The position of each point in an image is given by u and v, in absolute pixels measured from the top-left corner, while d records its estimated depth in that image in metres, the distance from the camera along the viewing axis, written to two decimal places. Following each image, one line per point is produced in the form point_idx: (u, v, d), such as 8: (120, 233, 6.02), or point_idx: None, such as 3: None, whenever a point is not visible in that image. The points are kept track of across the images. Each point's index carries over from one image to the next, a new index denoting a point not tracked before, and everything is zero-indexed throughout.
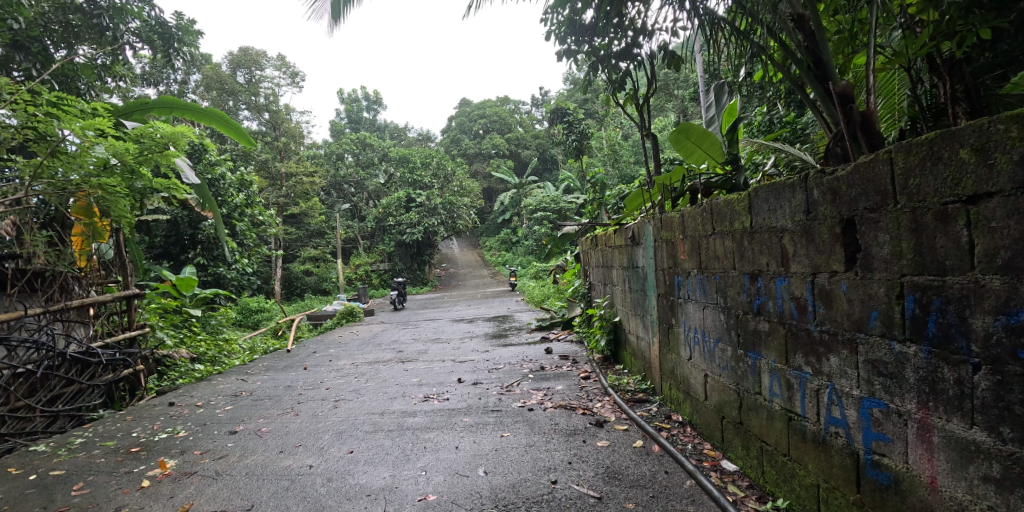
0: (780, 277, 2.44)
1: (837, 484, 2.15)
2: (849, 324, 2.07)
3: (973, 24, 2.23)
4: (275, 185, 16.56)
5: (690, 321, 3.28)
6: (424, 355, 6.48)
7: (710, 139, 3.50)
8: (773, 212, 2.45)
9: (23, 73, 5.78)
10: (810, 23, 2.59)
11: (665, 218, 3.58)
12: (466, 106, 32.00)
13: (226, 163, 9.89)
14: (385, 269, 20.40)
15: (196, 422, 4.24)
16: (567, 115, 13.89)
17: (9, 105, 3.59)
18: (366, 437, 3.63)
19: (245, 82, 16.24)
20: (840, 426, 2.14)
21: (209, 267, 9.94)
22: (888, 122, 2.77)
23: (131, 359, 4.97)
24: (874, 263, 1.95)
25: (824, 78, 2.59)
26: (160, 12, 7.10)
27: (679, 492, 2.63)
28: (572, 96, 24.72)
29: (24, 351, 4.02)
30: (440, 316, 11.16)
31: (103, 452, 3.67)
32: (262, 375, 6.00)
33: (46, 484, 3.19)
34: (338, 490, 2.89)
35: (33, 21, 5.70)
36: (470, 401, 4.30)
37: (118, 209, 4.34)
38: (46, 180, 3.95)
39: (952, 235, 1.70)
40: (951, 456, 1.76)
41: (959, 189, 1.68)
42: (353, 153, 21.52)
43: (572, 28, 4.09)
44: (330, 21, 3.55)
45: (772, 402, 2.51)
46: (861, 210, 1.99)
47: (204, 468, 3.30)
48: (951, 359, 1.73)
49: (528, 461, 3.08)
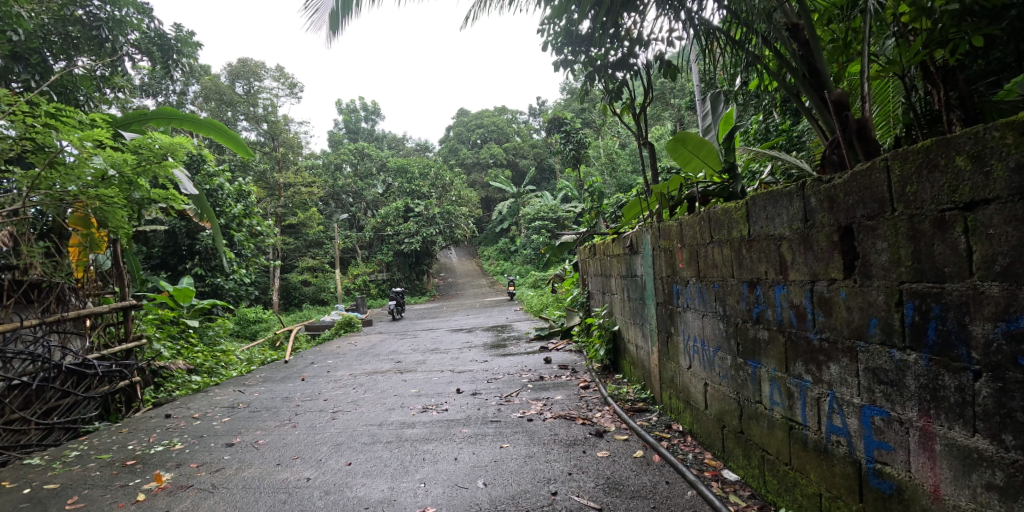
0: (779, 285, 2.43)
1: (839, 492, 2.14)
2: (849, 332, 2.06)
3: (965, 31, 2.23)
4: (274, 196, 16.57)
5: (690, 330, 3.27)
6: (423, 366, 6.46)
7: (707, 147, 3.53)
8: (771, 220, 2.45)
9: (22, 84, 5.80)
10: (804, 32, 2.63)
11: (663, 226, 3.57)
12: (464, 116, 32.18)
13: (224, 174, 9.92)
14: (383, 279, 20.42)
15: (192, 435, 4.21)
16: (564, 125, 14.02)
17: (8, 116, 3.59)
18: (364, 449, 3.61)
19: (244, 94, 16.31)
20: (841, 435, 2.13)
21: (207, 278, 9.93)
22: (884, 130, 2.83)
23: (128, 370, 4.94)
24: (873, 270, 1.95)
25: (819, 87, 2.61)
26: (160, 24, 7.13)
27: (680, 503, 2.62)
28: (570, 106, 24.94)
29: (20, 363, 3.99)
30: (439, 325, 11.15)
31: (99, 465, 3.63)
32: (260, 386, 5.97)
33: (41, 498, 3.16)
34: (335, 502, 2.87)
35: (33, 33, 5.71)
36: (469, 411, 4.28)
37: (116, 221, 4.31)
38: (43, 191, 3.94)
39: (949, 243, 1.70)
40: (953, 465, 1.75)
41: (956, 196, 1.68)
42: (351, 163, 21.56)
43: (569, 38, 4.10)
44: (329, 32, 3.57)
45: (772, 411, 2.50)
46: (858, 218, 1.99)
47: (200, 481, 3.27)
48: (951, 366, 1.72)
49: (528, 472, 3.06)
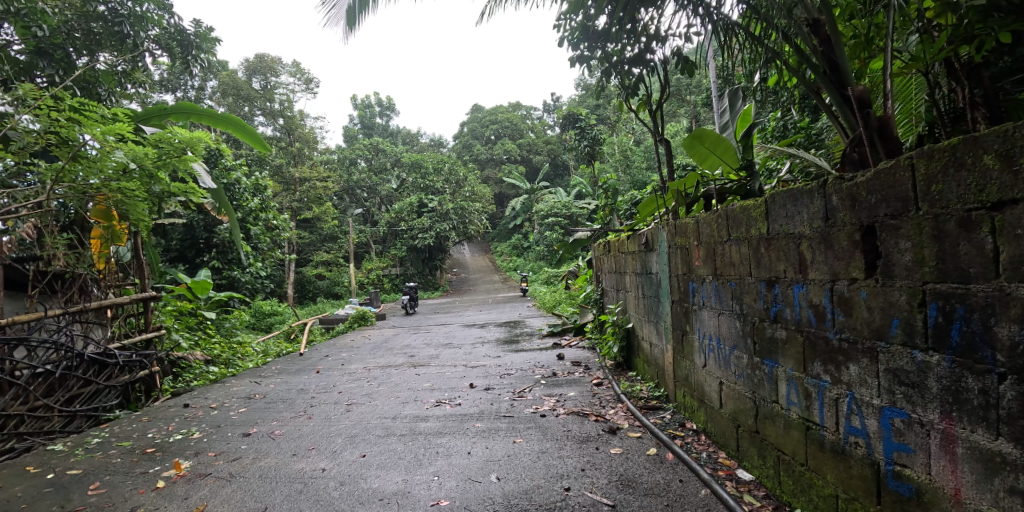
0: (797, 284, 2.41)
1: (856, 494, 2.12)
2: (869, 333, 2.04)
3: (992, 27, 2.17)
4: (289, 190, 16.64)
5: (705, 328, 3.25)
6: (436, 360, 6.50)
7: (724, 144, 3.48)
8: (791, 219, 2.42)
9: (47, 79, 5.91)
10: (826, 28, 2.58)
11: (679, 224, 3.55)
12: (478, 112, 32.24)
13: (241, 168, 10.02)
14: (396, 274, 20.51)
15: (210, 424, 4.27)
16: (579, 121, 13.97)
17: (33, 110, 3.63)
18: (378, 441, 3.64)
19: (261, 89, 16.49)
20: (860, 436, 2.10)
21: (224, 271, 10.09)
22: (906, 127, 2.78)
23: (148, 360, 5.01)
24: (895, 270, 1.92)
25: (840, 84, 2.56)
26: (179, 20, 7.19)
27: (693, 502, 2.61)
28: (584, 102, 24.80)
29: (44, 352, 4.07)
30: (453, 320, 11.22)
31: (119, 452, 3.70)
32: (276, 378, 6.03)
33: (63, 483, 3.22)
34: (350, 493, 2.89)
35: (56, 28, 5.81)
36: (482, 406, 4.30)
37: (136, 213, 4.43)
38: (67, 184, 3.97)
39: (975, 243, 1.68)
40: (976, 468, 1.73)
41: (984, 196, 1.65)
42: (365, 158, 21.83)
43: (586, 33, 4.05)
44: (345, 28, 3.59)
45: (790, 411, 2.47)
46: (880, 217, 1.96)
47: (218, 470, 3.31)
48: (976, 368, 1.70)
49: (542, 468, 3.06)
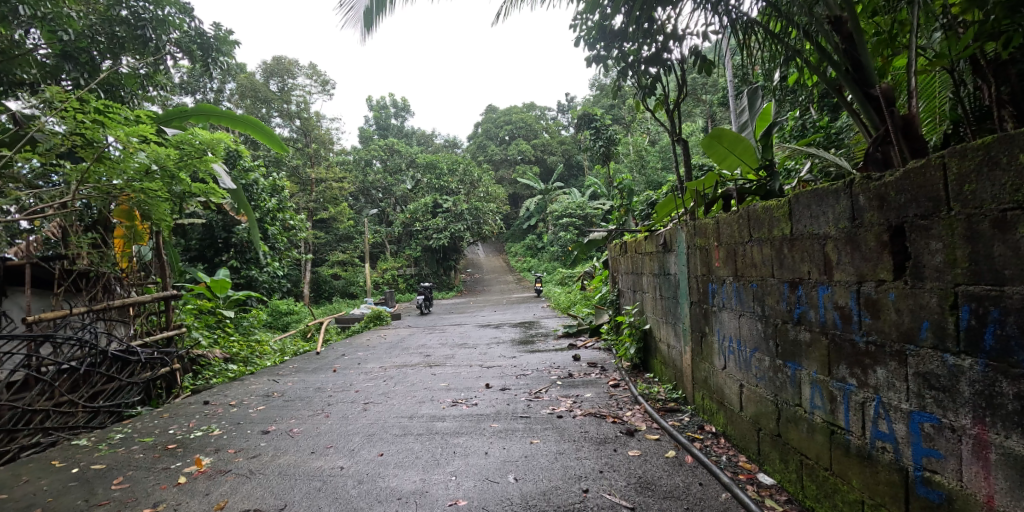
0: (821, 286, 2.37)
1: (883, 500, 2.08)
2: (897, 336, 1.99)
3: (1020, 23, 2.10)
4: (306, 191, 16.77)
5: (725, 330, 3.21)
6: (452, 360, 6.51)
7: (744, 144, 3.43)
8: (815, 219, 2.38)
9: (72, 82, 6.04)
10: (848, 24, 2.52)
11: (698, 224, 3.52)
12: (493, 113, 32.26)
13: (259, 169, 10.11)
14: (411, 274, 20.60)
15: (230, 421, 4.31)
16: (594, 121, 13.92)
17: (59, 112, 3.70)
18: (396, 440, 3.65)
19: (278, 90, 16.74)
20: (887, 441, 2.06)
21: (242, 270, 10.19)
22: (930, 126, 2.72)
23: (168, 358, 5.08)
24: (925, 272, 1.88)
25: (863, 82, 2.51)
26: (200, 24, 7.24)
27: (714, 505, 2.58)
28: (599, 102, 24.72)
29: (69, 348, 4.13)
30: (467, 321, 11.23)
31: (141, 448, 3.74)
32: (293, 376, 6.07)
33: (88, 478, 3.27)
34: (369, 492, 2.90)
35: (81, 32, 5.96)
36: (498, 406, 4.30)
37: (158, 213, 4.49)
38: (91, 184, 4.01)
39: (1010, 244, 1.64)
40: (1010, 475, 1.69)
41: (1019, 195, 1.62)
42: (380, 159, 21.96)
43: (603, 33, 4.05)
44: (363, 30, 3.60)
45: (814, 414, 2.43)
46: (909, 217, 1.92)
47: (238, 467, 3.34)
48: (1010, 373, 1.66)
49: (560, 469, 3.05)
